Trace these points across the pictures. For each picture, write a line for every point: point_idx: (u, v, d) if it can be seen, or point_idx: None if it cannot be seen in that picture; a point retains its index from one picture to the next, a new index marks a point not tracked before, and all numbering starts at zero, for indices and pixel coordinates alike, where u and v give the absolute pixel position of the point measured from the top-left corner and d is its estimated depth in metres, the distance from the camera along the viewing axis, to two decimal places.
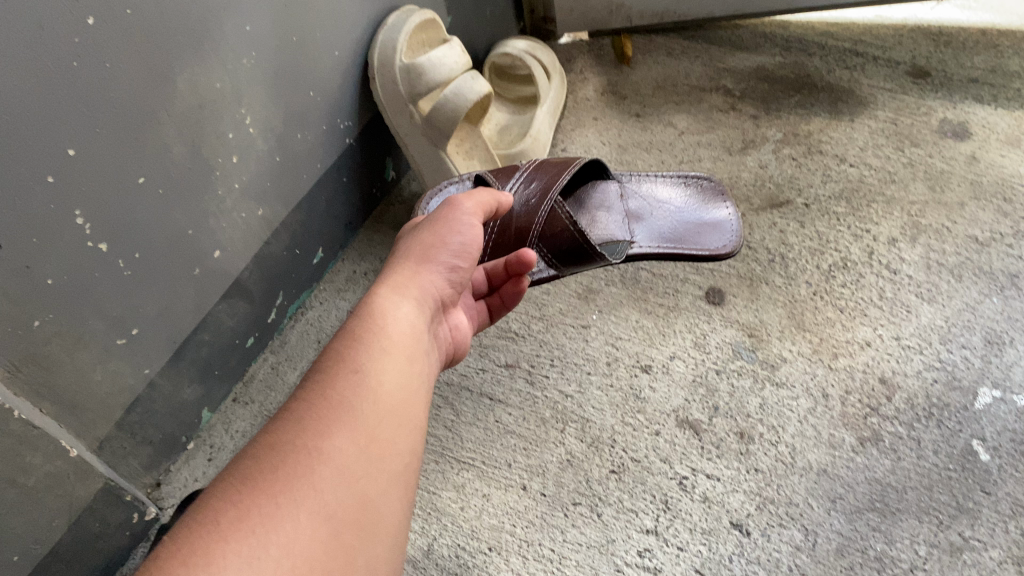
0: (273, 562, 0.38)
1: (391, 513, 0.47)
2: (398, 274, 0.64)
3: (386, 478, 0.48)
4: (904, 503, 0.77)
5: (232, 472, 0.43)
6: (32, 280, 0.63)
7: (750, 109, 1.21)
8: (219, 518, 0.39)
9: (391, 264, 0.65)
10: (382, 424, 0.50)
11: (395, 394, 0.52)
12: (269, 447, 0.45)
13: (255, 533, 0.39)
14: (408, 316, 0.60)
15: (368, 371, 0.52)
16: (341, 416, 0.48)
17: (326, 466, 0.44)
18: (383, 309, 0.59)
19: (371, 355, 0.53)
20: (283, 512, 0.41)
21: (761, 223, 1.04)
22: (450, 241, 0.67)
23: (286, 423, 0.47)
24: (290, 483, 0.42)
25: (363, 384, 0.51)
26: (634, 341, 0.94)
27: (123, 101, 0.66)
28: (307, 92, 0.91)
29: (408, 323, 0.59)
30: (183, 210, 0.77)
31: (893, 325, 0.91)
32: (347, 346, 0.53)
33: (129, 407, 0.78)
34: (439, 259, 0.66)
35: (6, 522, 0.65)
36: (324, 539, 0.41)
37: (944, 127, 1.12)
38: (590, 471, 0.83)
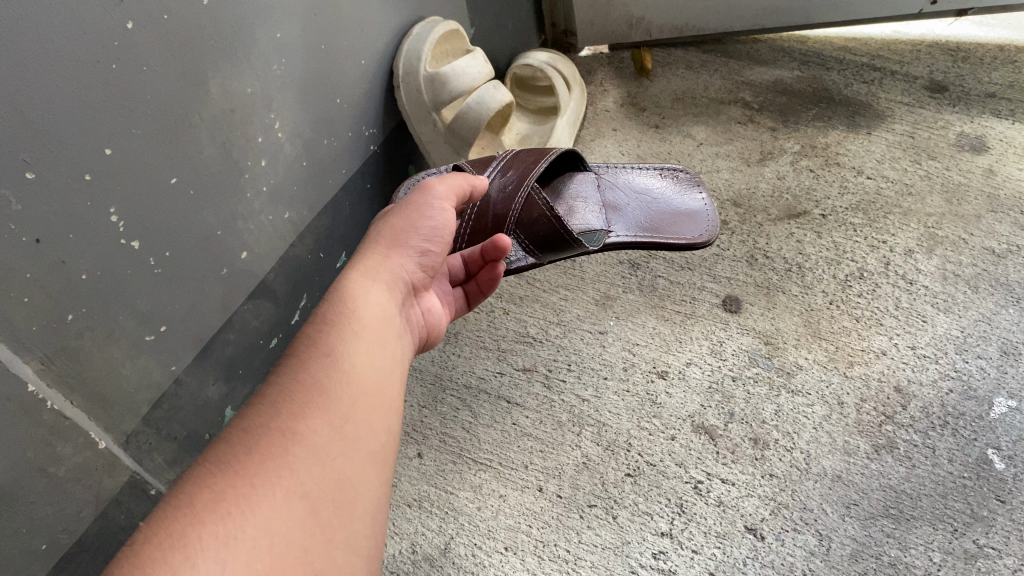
0: (251, 541, 0.40)
1: (370, 489, 0.48)
2: (371, 264, 0.66)
3: (362, 456, 0.49)
4: (919, 510, 0.78)
5: (209, 459, 0.44)
6: (68, 275, 0.64)
7: (769, 121, 1.23)
8: (195, 501, 0.41)
9: (364, 254, 0.68)
10: (354, 403, 0.51)
11: (368, 374, 0.54)
12: (244, 433, 0.46)
13: (232, 514, 0.40)
14: (381, 302, 0.62)
15: (339, 353, 0.54)
16: (313, 399, 0.49)
17: (299, 447, 0.46)
18: (356, 296, 0.61)
19: (343, 339, 0.55)
20: (260, 494, 0.42)
21: (778, 233, 1.05)
22: (422, 226, 0.71)
23: (260, 409, 0.48)
24: (264, 466, 0.44)
25: (335, 365, 0.53)
26: (651, 347, 0.95)
27: (157, 102, 0.68)
28: (334, 99, 0.93)
29: (381, 310, 0.62)
30: (211, 212, 0.79)
31: (909, 334, 0.92)
32: (320, 332, 0.55)
33: (157, 403, 0.79)
34: (411, 243, 0.70)
35: (37, 511, 0.67)
36: (301, 517, 0.43)
37: (962, 140, 1.13)
38: (605, 474, 0.84)
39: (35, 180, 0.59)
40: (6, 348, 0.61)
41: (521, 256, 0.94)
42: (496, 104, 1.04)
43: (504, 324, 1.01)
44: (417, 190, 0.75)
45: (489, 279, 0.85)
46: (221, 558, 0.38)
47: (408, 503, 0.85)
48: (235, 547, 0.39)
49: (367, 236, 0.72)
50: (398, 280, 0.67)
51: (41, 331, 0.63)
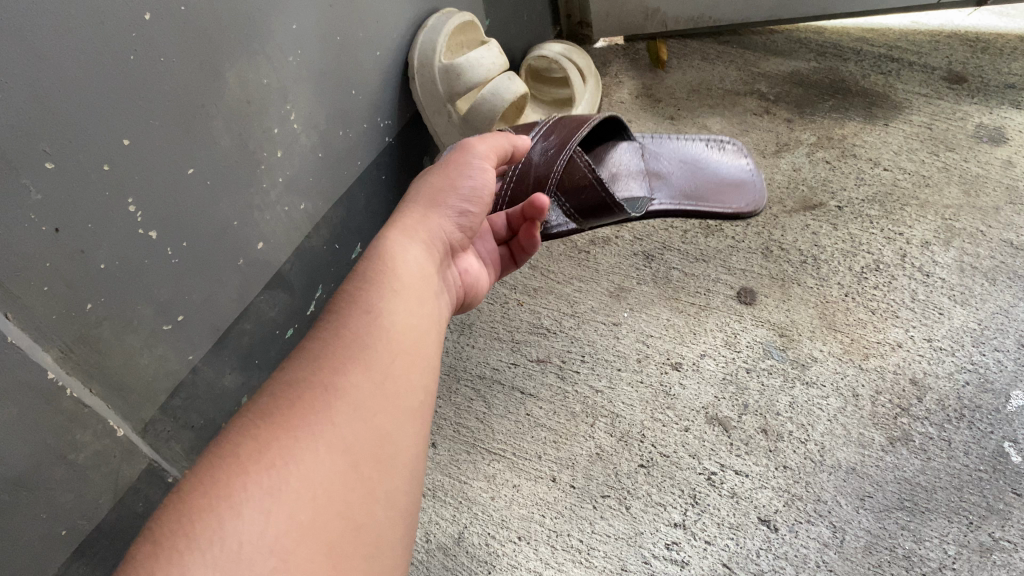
0: (296, 490, 0.40)
1: (407, 444, 0.49)
2: (407, 225, 0.66)
3: (400, 412, 0.50)
4: (934, 503, 0.77)
5: (253, 410, 0.45)
6: (87, 264, 0.65)
7: (785, 113, 1.22)
8: (241, 451, 0.42)
9: (402, 214, 0.68)
10: (394, 361, 0.52)
11: (406, 332, 0.55)
12: (288, 386, 0.47)
13: (275, 464, 0.41)
14: (418, 263, 0.63)
15: (378, 312, 0.54)
16: (355, 356, 0.50)
17: (341, 401, 0.46)
18: (394, 256, 0.61)
19: (383, 297, 0.56)
20: (303, 445, 0.43)
21: (794, 224, 1.05)
22: (460, 187, 0.71)
23: (302, 364, 0.49)
24: (309, 417, 0.44)
25: (376, 324, 0.53)
26: (665, 339, 0.95)
27: (175, 92, 0.69)
28: (350, 90, 0.94)
29: (418, 270, 0.62)
30: (229, 202, 0.79)
31: (925, 326, 0.91)
32: (358, 291, 0.56)
33: (174, 391, 0.80)
34: (448, 206, 0.70)
35: (57, 497, 0.68)
36: (344, 469, 0.43)
37: (980, 132, 1.12)
38: (619, 464, 0.84)
39: (55, 169, 0.60)
40: (27, 336, 0.62)
41: (563, 222, 0.94)
42: (510, 95, 1.03)
43: (518, 315, 1.01)
44: (455, 151, 0.76)
45: (528, 237, 0.84)
46: (267, 507, 0.39)
47: (423, 493, 0.85)
48: (280, 497, 0.40)
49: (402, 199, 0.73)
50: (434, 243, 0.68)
51: (62, 320, 0.64)
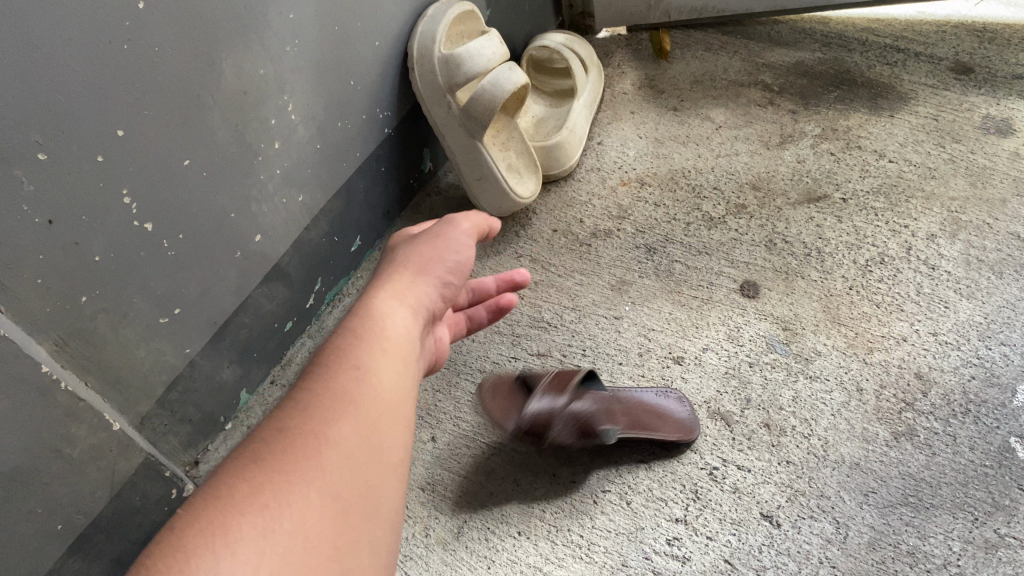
0: (286, 534, 0.39)
1: (398, 493, 0.47)
2: (398, 283, 0.64)
3: (394, 457, 0.49)
4: (939, 498, 0.76)
5: (245, 455, 0.45)
6: (80, 256, 0.64)
7: (789, 104, 1.21)
8: (233, 492, 0.41)
9: (387, 279, 0.66)
10: (385, 413, 0.50)
11: (398, 383, 0.53)
12: (278, 433, 0.46)
13: (269, 505, 0.40)
14: (408, 321, 0.61)
15: (368, 365, 0.52)
16: (345, 404, 0.48)
17: (333, 448, 0.45)
18: (384, 314, 0.60)
19: (378, 344, 0.55)
20: (296, 487, 0.42)
21: (798, 217, 1.04)
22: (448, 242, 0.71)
23: (290, 412, 0.47)
24: (301, 461, 0.43)
25: (366, 375, 0.51)
26: (667, 333, 0.94)
27: (170, 84, 0.68)
28: (349, 81, 0.92)
29: (409, 327, 0.60)
30: (226, 194, 0.79)
31: (930, 320, 0.90)
32: (347, 344, 0.54)
33: (171, 385, 0.80)
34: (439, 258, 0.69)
35: (53, 492, 0.67)
36: (334, 515, 0.42)
37: (987, 123, 1.11)
38: (621, 461, 0.84)
39: (48, 161, 0.59)
40: (18, 327, 0.61)
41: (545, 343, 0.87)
42: (511, 87, 0.97)
43: (519, 309, 1.00)
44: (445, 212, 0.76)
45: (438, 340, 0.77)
46: (260, 547, 0.38)
47: (422, 487, 0.84)
48: (272, 537, 0.39)
49: (391, 256, 0.71)
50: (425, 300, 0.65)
51: (54, 313, 0.64)
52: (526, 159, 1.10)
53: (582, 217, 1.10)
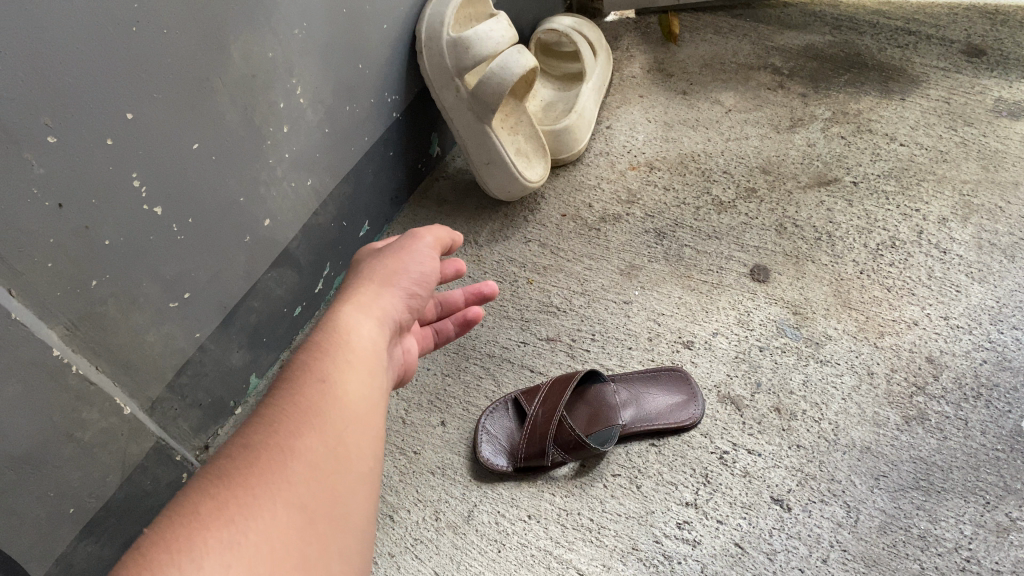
0: (254, 550, 0.37)
1: (362, 505, 0.44)
2: (369, 288, 0.60)
3: (359, 471, 0.45)
4: (950, 482, 0.76)
5: (208, 471, 0.41)
6: (90, 240, 0.64)
7: (799, 87, 1.20)
8: (199, 508, 0.38)
9: (355, 286, 0.61)
10: (351, 425, 0.47)
11: (367, 394, 0.49)
12: (243, 449, 0.42)
13: (233, 520, 0.37)
14: (376, 332, 0.56)
15: (335, 377, 0.48)
16: (310, 416, 0.45)
17: (298, 460, 0.42)
18: (351, 323, 0.55)
19: (345, 353, 0.51)
20: (262, 503, 0.39)
21: (808, 201, 1.04)
22: (419, 246, 0.66)
23: (254, 426, 0.44)
24: (266, 473, 0.40)
25: (333, 388, 0.48)
26: (677, 317, 0.94)
27: (178, 67, 0.68)
28: (357, 65, 0.92)
29: (376, 337, 0.56)
30: (235, 178, 0.78)
31: (942, 304, 0.90)
32: (313, 356, 0.50)
33: (181, 369, 0.80)
34: (411, 263, 0.64)
35: (65, 475, 0.67)
36: (302, 530, 0.39)
37: (999, 106, 1.10)
38: (629, 443, 0.84)
39: (57, 144, 0.59)
40: (29, 310, 0.61)
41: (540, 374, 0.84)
42: (520, 70, 0.97)
43: (527, 293, 0.99)
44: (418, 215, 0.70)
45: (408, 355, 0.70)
46: (225, 564, 0.35)
47: (432, 471, 0.84)
48: (238, 551, 0.36)
49: (361, 261, 0.67)
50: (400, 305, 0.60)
51: (65, 297, 0.64)
52: (534, 142, 1.09)
53: (591, 201, 1.09)
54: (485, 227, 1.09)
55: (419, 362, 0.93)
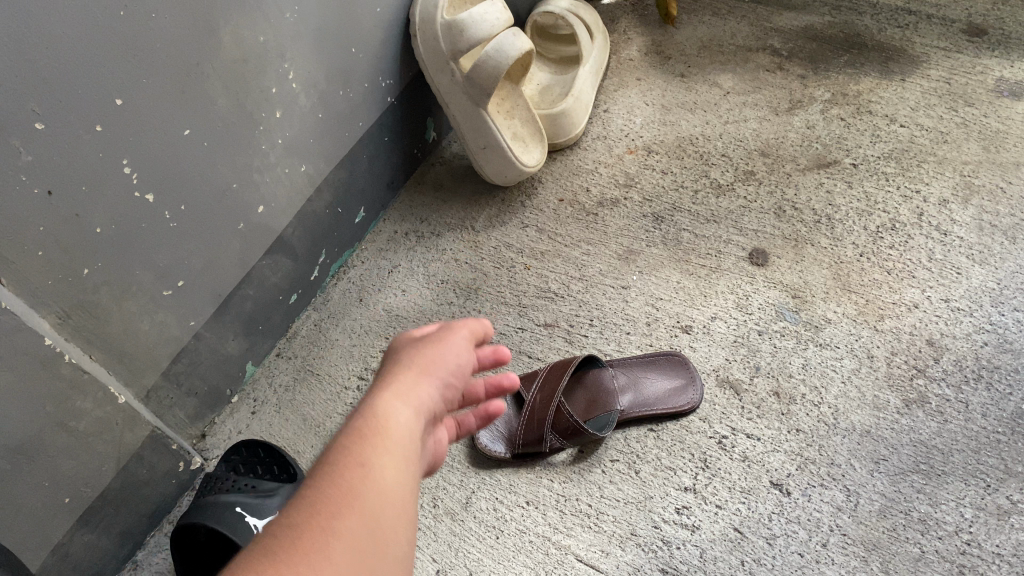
0: None
1: None
2: (413, 370, 0.47)
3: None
4: (950, 466, 0.76)
5: (239, 560, 0.34)
6: (81, 228, 0.64)
7: (798, 69, 1.19)
8: None
9: (390, 370, 0.47)
10: (400, 514, 0.39)
11: (415, 484, 0.42)
12: (284, 532, 0.35)
13: None
14: (418, 424, 0.45)
15: (386, 461, 0.40)
16: (358, 504, 0.37)
17: (339, 560, 0.35)
18: (397, 401, 0.45)
19: (402, 433, 0.43)
20: None
21: (807, 183, 1.03)
22: (456, 340, 0.51)
23: (295, 509, 0.37)
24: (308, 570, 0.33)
25: (384, 473, 0.40)
26: (675, 301, 0.93)
27: (168, 52, 0.67)
28: (350, 49, 0.91)
29: (418, 432, 0.44)
30: (227, 164, 0.78)
31: (942, 286, 0.89)
32: (362, 433, 0.41)
33: (175, 357, 0.79)
34: (460, 348, 0.51)
35: (59, 465, 0.67)
36: None
37: (1001, 86, 1.09)
38: (627, 428, 0.83)
39: (45, 130, 0.58)
40: (19, 299, 0.61)
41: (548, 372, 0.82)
42: (516, 53, 0.95)
43: (525, 279, 0.99)
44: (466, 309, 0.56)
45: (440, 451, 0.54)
46: None
47: None
48: None
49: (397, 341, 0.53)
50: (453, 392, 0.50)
51: (56, 285, 0.63)
52: (530, 127, 1.08)
53: (588, 185, 1.09)
54: (482, 213, 1.08)
55: None
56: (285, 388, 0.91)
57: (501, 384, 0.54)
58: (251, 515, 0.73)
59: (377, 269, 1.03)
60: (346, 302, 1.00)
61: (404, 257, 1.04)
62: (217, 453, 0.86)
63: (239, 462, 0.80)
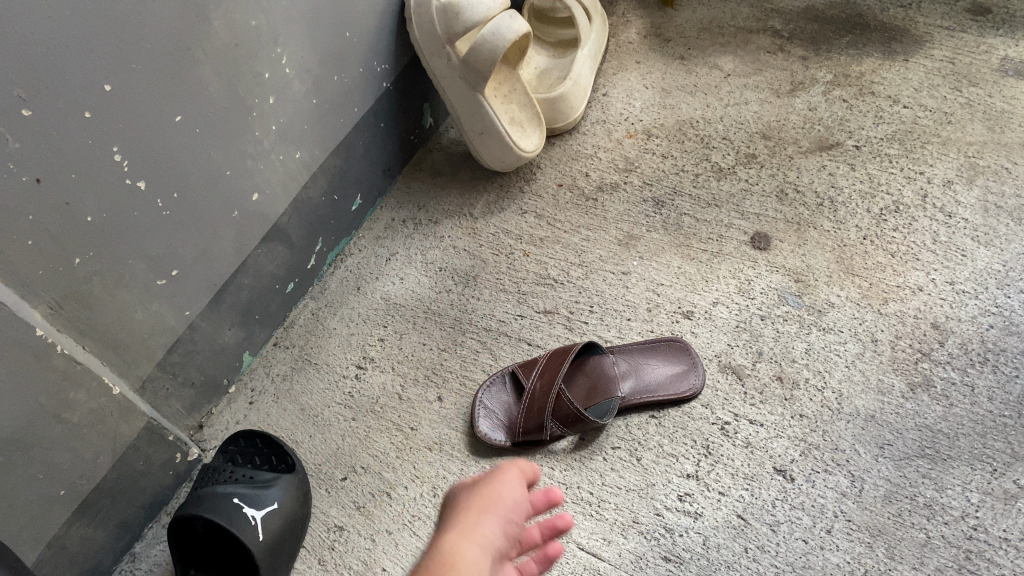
0: None
1: None
2: (475, 514, 0.61)
3: None
4: (956, 450, 0.75)
5: None
6: (71, 216, 0.63)
7: (799, 50, 1.17)
8: None
9: (457, 515, 0.62)
10: None
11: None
12: None
13: None
14: (486, 556, 0.59)
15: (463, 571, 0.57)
16: None
17: None
18: (466, 538, 0.60)
19: (471, 553, 0.59)
20: None
21: (809, 165, 1.01)
22: (509, 482, 0.64)
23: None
24: None
25: None
26: (676, 287, 0.92)
27: (158, 37, 0.65)
28: (344, 33, 0.89)
29: (488, 554, 0.59)
30: (220, 152, 0.77)
31: (947, 268, 0.88)
32: (442, 558, 0.57)
33: (171, 348, 0.78)
34: (513, 482, 0.64)
35: (53, 457, 0.66)
36: None
37: (1005, 65, 1.08)
38: (628, 415, 0.82)
39: (32, 117, 0.57)
40: (9, 288, 0.60)
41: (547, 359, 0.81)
42: (513, 36, 0.93)
43: (523, 266, 0.97)
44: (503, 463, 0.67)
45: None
46: None
47: (429, 447, 0.83)
48: None
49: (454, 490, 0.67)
50: (513, 525, 0.63)
51: (47, 274, 0.62)
52: (528, 111, 1.06)
53: (588, 170, 1.07)
54: (480, 199, 1.07)
55: (415, 338, 0.92)
56: (283, 378, 0.90)
57: (555, 525, 0.67)
58: (249, 506, 0.72)
59: (374, 257, 1.02)
60: (344, 291, 0.99)
61: (402, 245, 1.03)
62: (215, 443, 0.86)
63: (237, 453, 0.79)
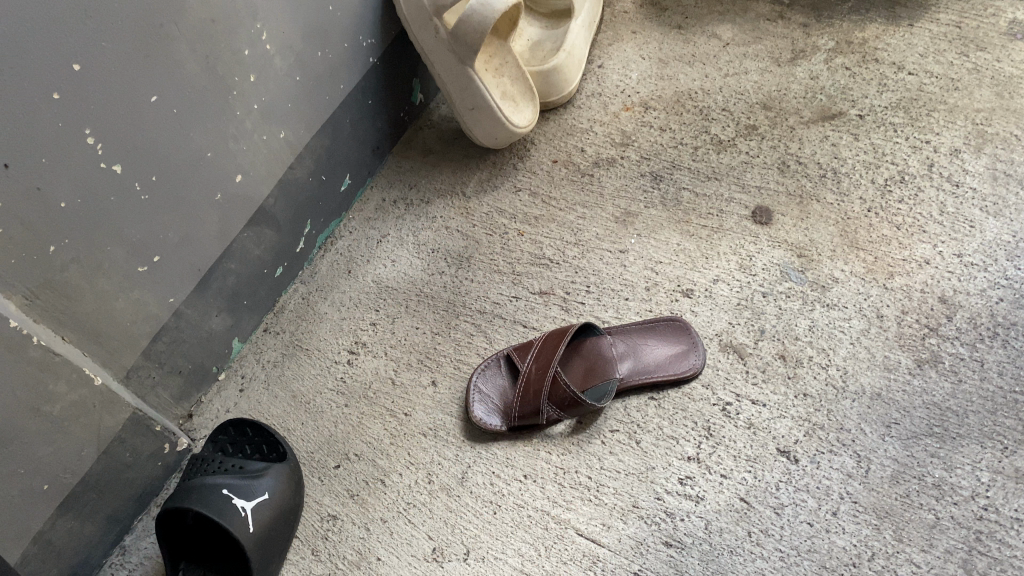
0: None
1: None
2: None
3: None
4: (965, 428, 0.73)
5: None
6: (44, 203, 0.60)
7: (800, 17, 1.14)
8: None
9: None
10: None
11: None
12: None
13: None
14: None
15: None
16: None
17: None
18: None
19: None
20: None
21: (812, 136, 0.98)
22: None
23: None
24: None
25: None
26: (675, 264, 0.90)
27: (130, 13, 0.62)
28: (327, 7, 0.86)
29: None
30: (200, 132, 0.74)
31: (954, 240, 0.85)
32: None
33: (155, 336, 0.76)
34: None
35: (34, 451, 0.64)
36: None
37: (1013, 29, 1.04)
38: (626, 397, 0.80)
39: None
40: None
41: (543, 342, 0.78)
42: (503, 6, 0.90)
43: (518, 246, 0.95)
44: None
45: None
46: None
47: (424, 433, 0.80)
48: None
49: None
50: None
51: (20, 264, 0.60)
52: (521, 85, 1.03)
53: (583, 145, 1.04)
54: (473, 177, 1.04)
55: (407, 322, 0.90)
56: (273, 364, 0.88)
57: None
58: (239, 497, 0.70)
59: (365, 239, 1.00)
60: (334, 274, 0.96)
61: (393, 226, 1.00)
62: (204, 433, 0.84)
63: (227, 442, 0.77)
